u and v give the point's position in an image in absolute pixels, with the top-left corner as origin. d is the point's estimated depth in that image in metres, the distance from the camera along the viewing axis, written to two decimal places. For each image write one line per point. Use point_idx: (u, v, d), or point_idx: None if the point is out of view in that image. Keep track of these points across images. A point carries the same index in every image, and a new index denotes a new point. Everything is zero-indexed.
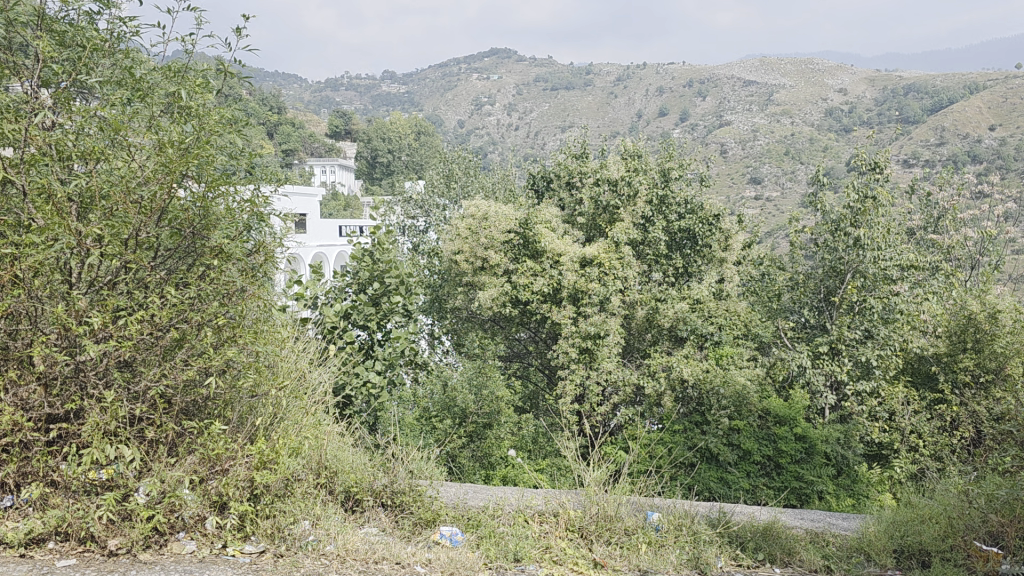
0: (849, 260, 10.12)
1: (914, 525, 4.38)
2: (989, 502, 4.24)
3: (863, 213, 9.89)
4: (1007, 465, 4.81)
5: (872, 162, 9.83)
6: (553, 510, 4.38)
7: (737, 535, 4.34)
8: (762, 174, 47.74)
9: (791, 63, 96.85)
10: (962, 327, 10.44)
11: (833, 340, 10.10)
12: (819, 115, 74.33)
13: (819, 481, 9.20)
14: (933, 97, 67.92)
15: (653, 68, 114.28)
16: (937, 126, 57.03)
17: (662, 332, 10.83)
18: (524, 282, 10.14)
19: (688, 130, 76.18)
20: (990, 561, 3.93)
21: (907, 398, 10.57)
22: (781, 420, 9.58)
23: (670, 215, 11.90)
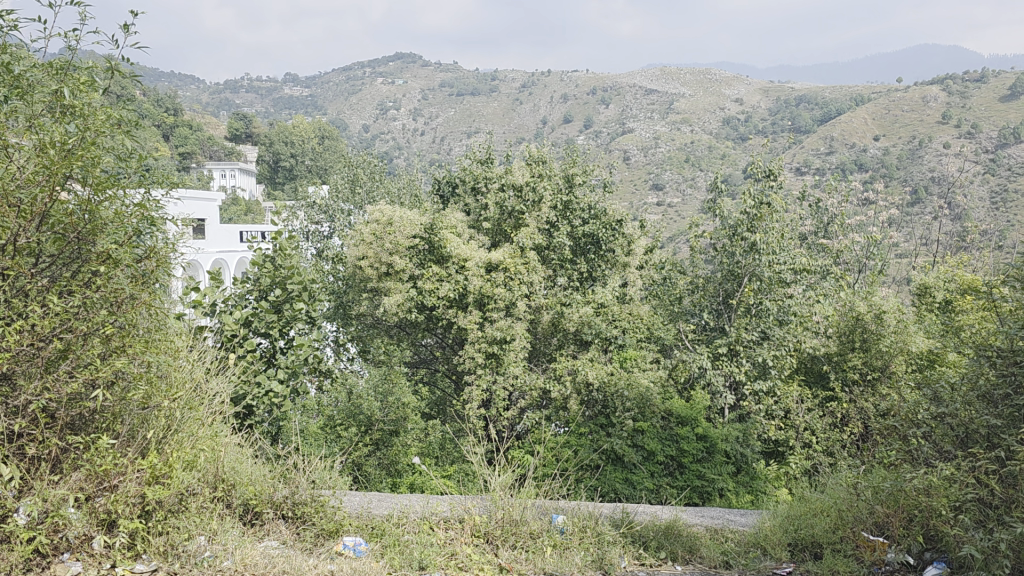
0: (745, 265, 10.47)
1: (807, 518, 4.54)
2: (875, 493, 4.43)
3: (758, 219, 10.27)
4: (892, 458, 5.06)
5: (767, 171, 10.29)
6: (458, 516, 4.38)
7: (641, 534, 4.42)
8: (663, 181, 48.91)
9: (690, 73, 99.65)
10: (851, 328, 10.96)
11: (732, 341, 10.40)
12: (717, 123, 76.73)
13: (720, 479, 9.57)
14: (823, 108, 71.12)
15: (558, 76, 115.81)
16: (827, 136, 59.73)
17: (567, 336, 10.95)
18: (430, 287, 10.09)
19: (592, 137, 77.47)
20: (876, 550, 4.14)
21: (801, 396, 11.00)
22: (682, 420, 10.01)
23: (574, 220, 11.92)
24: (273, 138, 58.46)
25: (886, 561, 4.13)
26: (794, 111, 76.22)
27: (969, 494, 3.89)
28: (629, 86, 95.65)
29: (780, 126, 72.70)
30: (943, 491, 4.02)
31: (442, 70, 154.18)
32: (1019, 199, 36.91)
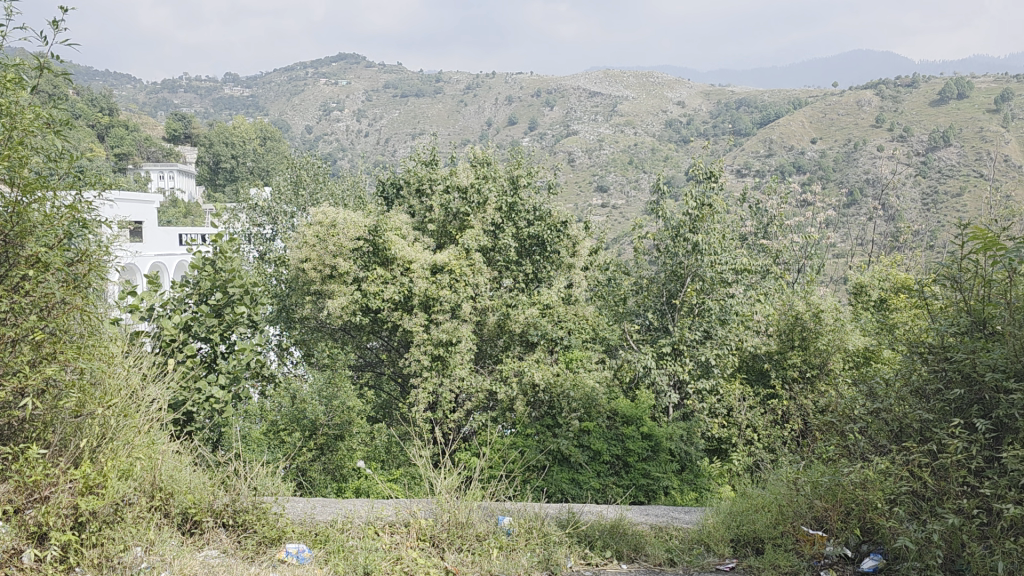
0: (688, 265, 10.64)
1: (749, 514, 4.59)
2: (813, 488, 4.48)
3: (700, 219, 10.42)
4: (830, 453, 5.16)
5: (708, 172, 10.45)
6: (404, 520, 4.32)
7: (586, 534, 4.43)
8: (607, 182, 49.35)
9: (633, 76, 100.76)
10: (790, 326, 11.13)
11: (675, 340, 10.58)
12: (659, 126, 77.72)
13: (665, 477, 9.70)
14: (762, 111, 72.60)
15: (502, 78, 116.08)
16: (766, 138, 60.91)
17: (513, 337, 10.97)
18: (374, 290, 10.01)
19: (537, 138, 77.78)
20: (816, 544, 4.26)
21: (743, 394, 11.19)
22: (628, 419, 10.04)
23: (519, 222, 12.03)
24: (213, 139, 57.33)
25: (825, 554, 4.24)
26: (734, 115, 77.59)
27: (903, 488, 4.00)
28: (573, 88, 96.27)
29: (721, 130, 73.97)
30: (879, 485, 4.11)
31: (387, 70, 153.07)
32: (948, 201, 38.21)
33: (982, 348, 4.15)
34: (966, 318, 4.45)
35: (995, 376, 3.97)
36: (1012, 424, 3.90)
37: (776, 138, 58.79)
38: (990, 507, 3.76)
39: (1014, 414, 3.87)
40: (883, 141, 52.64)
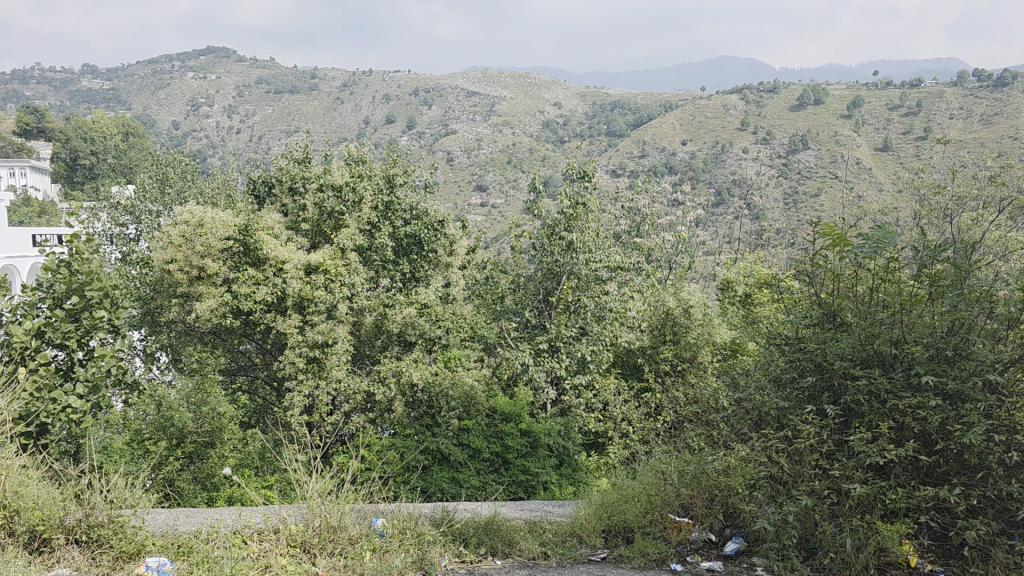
0: (563, 263, 10.79)
1: (619, 504, 4.60)
2: (680, 477, 4.61)
3: (574, 218, 10.59)
4: (695, 442, 5.38)
5: (582, 172, 10.55)
6: (273, 527, 4.16)
7: (460, 532, 4.34)
8: (487, 181, 49.56)
9: (511, 77, 101.80)
10: (662, 322, 11.61)
11: (552, 337, 10.72)
12: (536, 128, 78.88)
13: (544, 472, 9.85)
14: (636, 114, 74.76)
15: (380, 77, 114.89)
16: (638, 139, 62.44)
17: (391, 337, 11.05)
18: (245, 291, 9.65)
19: (416, 137, 77.28)
20: (682, 530, 4.34)
21: (618, 389, 11.51)
22: (506, 417, 10.15)
23: (395, 221, 12.06)
24: (70, 134, 54.07)
25: (690, 539, 4.36)
26: (609, 117, 79.60)
27: (763, 473, 4.21)
28: (451, 87, 96.29)
29: (596, 131, 75.70)
30: (741, 471, 4.31)
31: (261, 64, 148.43)
32: (808, 201, 40.45)
33: (832, 339, 4.46)
34: (818, 311, 4.74)
35: (844, 365, 4.30)
36: (858, 409, 4.23)
37: (649, 137, 60.38)
38: (838, 488, 4.03)
39: (860, 400, 4.20)
40: (747, 143, 55.39)
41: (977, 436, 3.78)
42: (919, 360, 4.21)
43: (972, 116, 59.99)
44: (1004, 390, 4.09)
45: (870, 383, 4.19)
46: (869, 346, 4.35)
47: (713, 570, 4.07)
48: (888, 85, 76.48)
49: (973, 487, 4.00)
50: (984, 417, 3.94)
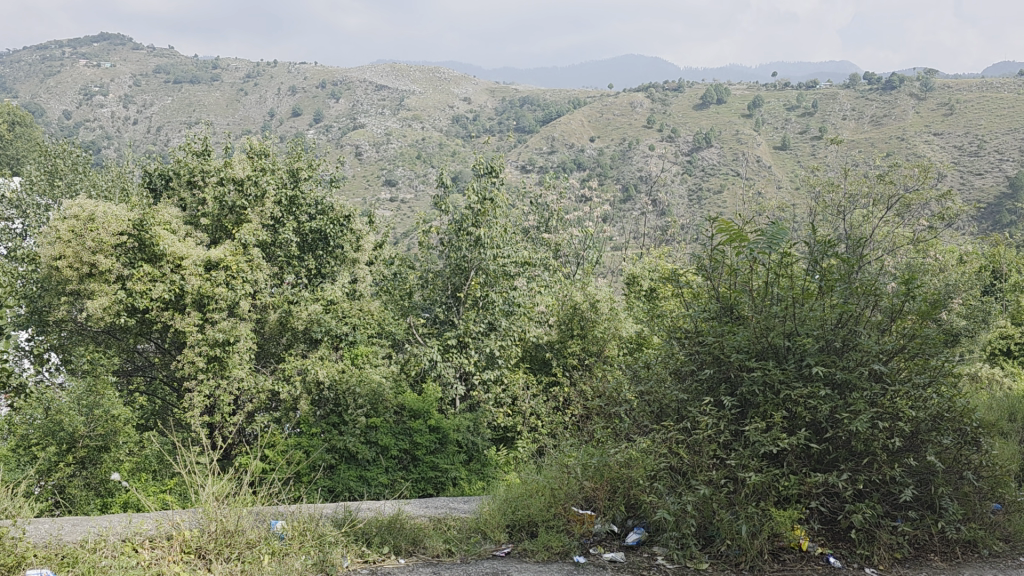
0: (471, 259, 10.82)
1: (523, 499, 4.52)
2: (583, 470, 4.60)
3: (482, 214, 10.63)
4: (597, 435, 5.45)
5: (490, 167, 10.59)
6: (166, 533, 3.99)
7: (363, 532, 4.22)
8: (396, 176, 49.02)
9: (419, 72, 101.18)
10: (569, 316, 11.82)
11: (460, 333, 10.74)
12: (445, 124, 78.69)
13: (453, 468, 9.90)
14: (545, 110, 75.43)
15: (285, 69, 112.38)
16: (547, 134, 61.08)
17: (296, 334, 11.03)
18: (141, 289, 9.23)
19: (323, 129, 75.74)
20: (586, 523, 4.33)
21: (527, 383, 11.60)
22: (415, 413, 10.07)
23: (300, 216, 11.84)
24: None
25: (594, 532, 4.32)
26: (518, 113, 80.03)
27: (663, 464, 4.27)
28: (359, 80, 94.93)
29: (505, 126, 75.95)
30: (642, 463, 4.36)
31: (158, 53, 142.86)
32: (712, 197, 41.68)
33: (728, 332, 4.60)
34: (715, 305, 4.88)
35: (740, 357, 4.43)
36: (754, 400, 4.35)
37: (559, 132, 60.81)
38: (736, 477, 4.11)
39: (755, 391, 4.33)
40: (653, 140, 56.69)
41: (864, 423, 3.99)
42: (810, 352, 4.38)
43: (863, 117, 63.00)
44: (888, 379, 4.37)
45: (765, 375, 4.34)
46: (764, 339, 4.48)
47: (616, 561, 4.06)
48: (785, 86, 79.51)
49: (860, 472, 4.19)
50: (869, 405, 4.19)
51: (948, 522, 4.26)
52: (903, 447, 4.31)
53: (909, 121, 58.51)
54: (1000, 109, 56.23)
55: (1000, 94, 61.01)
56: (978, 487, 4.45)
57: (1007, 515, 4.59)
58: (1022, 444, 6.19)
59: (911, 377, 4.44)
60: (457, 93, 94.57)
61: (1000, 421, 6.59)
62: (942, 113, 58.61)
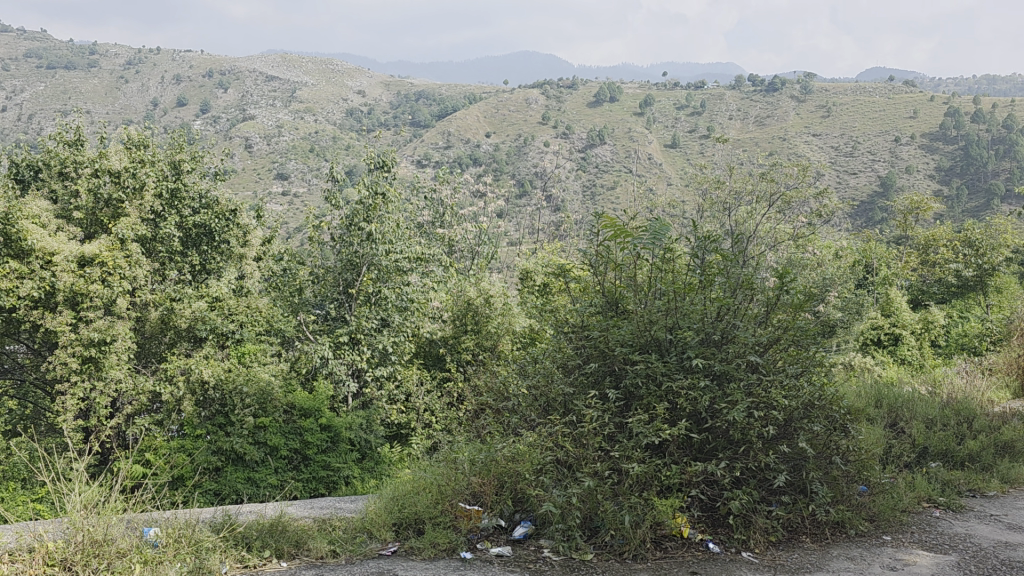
0: (363, 254, 10.66)
1: (410, 497, 4.41)
2: (471, 466, 4.53)
3: (373, 209, 10.58)
4: (486, 428, 5.45)
5: (381, 162, 10.74)
6: (27, 545, 3.73)
7: (243, 536, 4.06)
8: (288, 170, 47.81)
9: (312, 63, 99.06)
10: (463, 312, 11.85)
11: (352, 330, 10.57)
12: (339, 117, 77.37)
13: (345, 466, 9.77)
14: (440, 105, 75.17)
15: (169, 56, 107.97)
16: (442, 129, 60.47)
17: (180, 333, 10.65)
18: (6, 286, 8.66)
19: (210, 119, 73.06)
20: (473, 518, 4.21)
21: (421, 379, 11.55)
22: (305, 412, 9.87)
23: (182, 209, 11.49)
24: None
25: (481, 527, 4.22)
26: (413, 107, 79.45)
27: (549, 457, 4.29)
28: (248, 70, 92.06)
29: (400, 119, 75.22)
30: (528, 457, 4.35)
31: (28, 36, 134.64)
32: (605, 194, 42.50)
33: (613, 326, 4.69)
34: (601, 299, 4.97)
35: (624, 350, 4.52)
36: (637, 392, 4.45)
37: (455, 126, 60.59)
38: (619, 468, 4.19)
39: (638, 383, 4.45)
40: (548, 137, 57.36)
41: (740, 412, 4.15)
42: (690, 344, 4.52)
43: (747, 117, 65.56)
44: (763, 370, 4.56)
45: (647, 367, 4.45)
46: (647, 333, 4.61)
47: (502, 555, 3.99)
48: (675, 85, 81.89)
49: (737, 460, 4.35)
50: (746, 395, 4.35)
51: (818, 505, 4.49)
52: (778, 435, 4.50)
53: (789, 122, 61.34)
54: (872, 112, 59.71)
55: (872, 98, 64.77)
56: (845, 471, 4.70)
57: (872, 496, 4.88)
58: (886, 428, 6.58)
59: (785, 367, 4.64)
60: (350, 86, 93.11)
61: (866, 407, 6.98)
62: (820, 115, 61.70)
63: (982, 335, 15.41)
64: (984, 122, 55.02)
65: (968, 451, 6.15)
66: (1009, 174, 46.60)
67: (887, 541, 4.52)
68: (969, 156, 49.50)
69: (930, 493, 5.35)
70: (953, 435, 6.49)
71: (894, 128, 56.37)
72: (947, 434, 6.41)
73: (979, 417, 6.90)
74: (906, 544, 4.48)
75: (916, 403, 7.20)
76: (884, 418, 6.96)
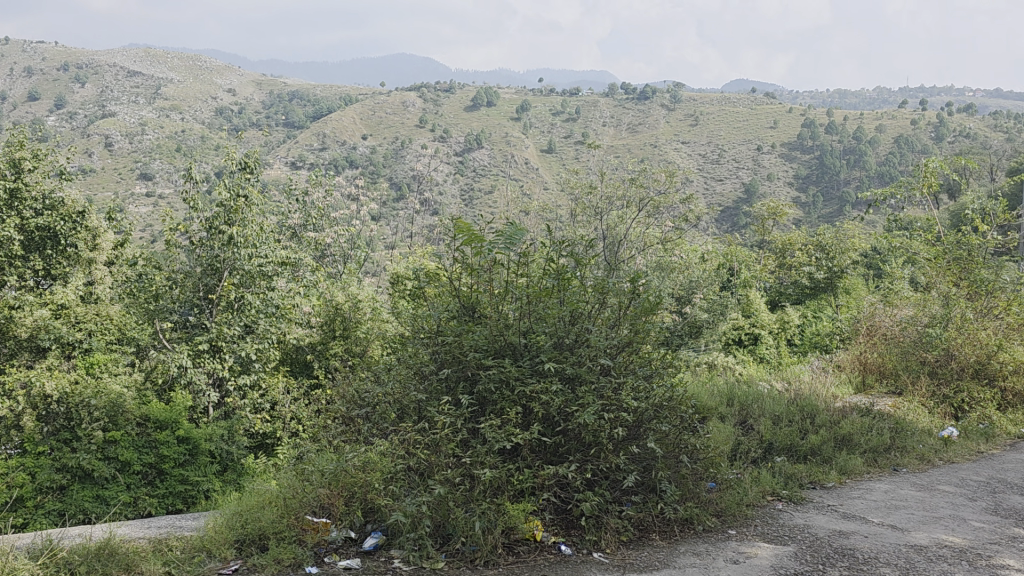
0: (224, 258, 10.27)
1: (253, 512, 4.21)
2: (319, 477, 4.45)
3: (235, 211, 10.24)
4: (331, 436, 5.29)
5: (242, 162, 10.41)
6: None
7: (64, 561, 3.65)
8: (152, 171, 45.60)
9: (177, 60, 95.05)
10: (331, 317, 11.62)
11: (213, 336, 10.15)
12: (207, 116, 74.53)
13: (204, 480, 9.31)
14: (315, 106, 73.62)
15: (18, 47, 101.10)
16: (318, 130, 58.68)
17: (20, 343, 10.03)
18: None
19: (66, 115, 68.73)
20: (320, 531, 4.11)
21: (287, 386, 11.32)
22: (161, 424, 9.33)
23: (23, 210, 10.78)
24: None
25: (329, 540, 4.10)
26: (287, 108, 77.53)
27: (400, 465, 4.23)
28: (108, 64, 87.24)
29: (273, 120, 73.17)
30: (378, 466, 4.27)
31: None
32: (483, 199, 42.70)
33: (466, 331, 4.65)
34: (456, 303, 4.90)
35: (477, 355, 4.50)
36: (490, 397, 4.44)
37: (330, 127, 59.28)
38: (471, 474, 4.17)
39: (492, 388, 4.43)
40: (426, 140, 57.12)
41: (591, 414, 4.22)
42: (543, 349, 4.58)
43: (620, 125, 67.36)
44: (615, 373, 4.66)
45: (500, 372, 4.45)
46: (501, 337, 4.62)
47: (350, 568, 3.86)
48: (550, 92, 83.29)
49: (588, 461, 4.42)
50: (596, 398, 4.43)
51: (667, 503, 4.64)
52: (628, 436, 4.59)
53: (660, 130, 63.47)
54: (736, 123, 62.64)
55: (736, 109, 67.91)
56: (693, 469, 4.86)
57: (719, 492, 5.07)
58: (735, 425, 6.87)
59: (635, 369, 4.77)
60: (219, 84, 89.88)
61: (719, 406, 7.25)
62: (688, 124, 64.12)
63: (833, 333, 16.35)
64: (836, 133, 58.69)
65: (809, 444, 6.49)
66: (859, 183, 49.97)
67: (731, 535, 4.69)
68: (823, 166, 52.83)
69: (773, 487, 5.59)
70: (797, 430, 6.84)
71: (757, 138, 59.32)
72: (791, 429, 6.74)
73: (820, 412, 7.31)
74: (749, 537, 4.67)
75: (764, 401, 7.55)
76: (736, 416, 7.25)
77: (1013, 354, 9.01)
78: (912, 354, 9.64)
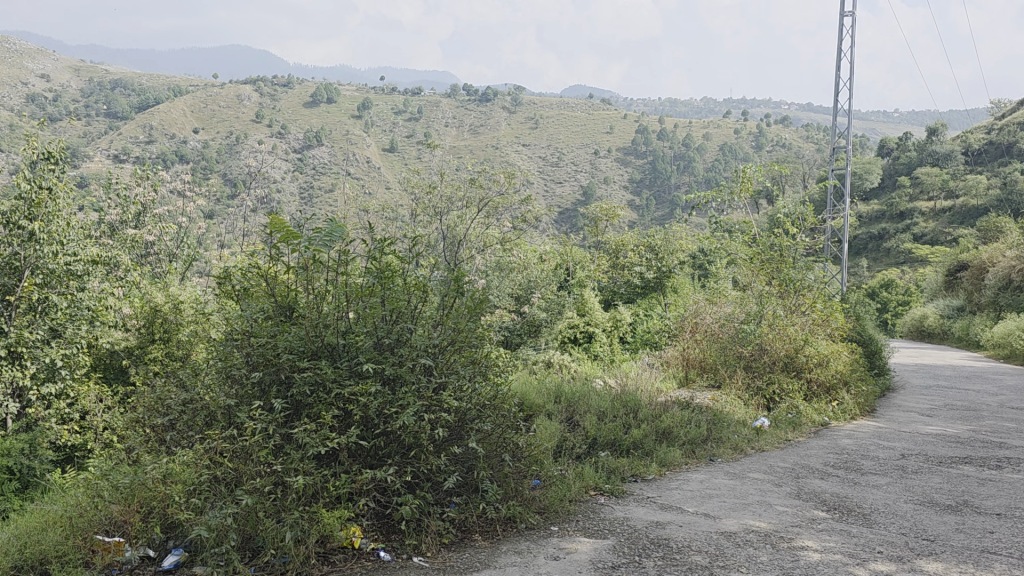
0: (25, 257, 9.44)
1: (34, 534, 3.83)
2: (111, 492, 4.11)
3: (37, 205, 9.47)
4: (129, 451, 4.82)
5: (45, 152, 9.68)
6: None
7: None
8: None
9: None
10: (150, 319, 10.39)
11: (11, 343, 9.36)
12: (17, 103, 68.51)
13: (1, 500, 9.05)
14: (141, 96, 69.35)
15: None
16: (144, 121, 55.22)
17: None
18: None
19: None
20: (111, 551, 3.74)
21: (101, 395, 10.28)
22: None
23: None
24: None
25: (123, 561, 3.76)
26: (109, 97, 72.54)
27: (204, 475, 3.97)
28: None
29: (93, 108, 68.31)
30: (179, 478, 3.98)
31: None
32: (323, 198, 41.65)
33: (281, 331, 4.40)
34: (270, 303, 4.59)
35: (291, 357, 4.28)
36: (305, 401, 4.25)
37: (158, 119, 55.92)
38: (283, 482, 4.00)
39: (307, 392, 4.23)
40: (262, 137, 55.09)
41: (409, 417, 4.14)
42: (362, 349, 4.45)
43: (462, 126, 67.67)
44: (436, 372, 4.58)
45: (316, 374, 4.26)
46: (319, 338, 4.42)
47: None
48: (393, 90, 82.60)
49: (408, 463, 4.35)
50: (416, 398, 4.36)
51: (488, 502, 4.64)
52: (450, 437, 4.56)
53: (502, 132, 64.31)
54: (574, 129, 64.53)
55: (574, 114, 69.91)
56: (514, 468, 4.88)
57: (542, 489, 5.11)
58: (561, 421, 6.99)
59: (458, 368, 4.70)
60: (31, 70, 82.97)
61: (546, 403, 7.34)
62: (528, 127, 65.32)
63: (661, 330, 17.07)
64: (668, 139, 61.60)
65: (632, 439, 6.69)
66: (688, 186, 52.67)
67: (554, 531, 4.71)
68: (656, 171, 55.53)
69: (596, 481, 5.70)
70: (621, 424, 7.03)
71: (594, 142, 61.26)
72: (615, 424, 6.91)
73: (643, 407, 7.56)
74: (570, 532, 4.70)
75: (589, 398, 7.73)
76: (563, 412, 7.37)
77: (817, 348, 9.71)
78: (731, 350, 10.11)
